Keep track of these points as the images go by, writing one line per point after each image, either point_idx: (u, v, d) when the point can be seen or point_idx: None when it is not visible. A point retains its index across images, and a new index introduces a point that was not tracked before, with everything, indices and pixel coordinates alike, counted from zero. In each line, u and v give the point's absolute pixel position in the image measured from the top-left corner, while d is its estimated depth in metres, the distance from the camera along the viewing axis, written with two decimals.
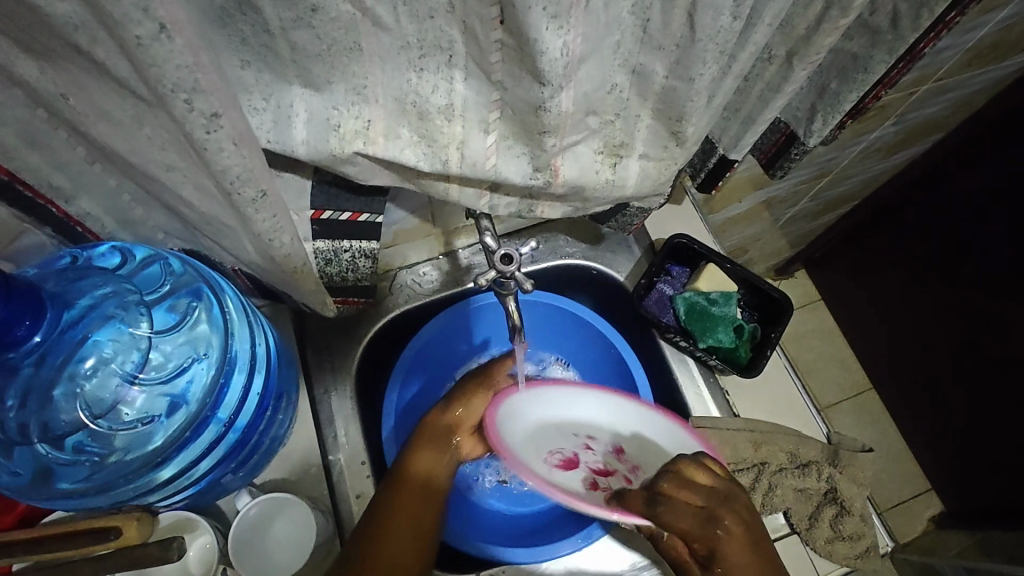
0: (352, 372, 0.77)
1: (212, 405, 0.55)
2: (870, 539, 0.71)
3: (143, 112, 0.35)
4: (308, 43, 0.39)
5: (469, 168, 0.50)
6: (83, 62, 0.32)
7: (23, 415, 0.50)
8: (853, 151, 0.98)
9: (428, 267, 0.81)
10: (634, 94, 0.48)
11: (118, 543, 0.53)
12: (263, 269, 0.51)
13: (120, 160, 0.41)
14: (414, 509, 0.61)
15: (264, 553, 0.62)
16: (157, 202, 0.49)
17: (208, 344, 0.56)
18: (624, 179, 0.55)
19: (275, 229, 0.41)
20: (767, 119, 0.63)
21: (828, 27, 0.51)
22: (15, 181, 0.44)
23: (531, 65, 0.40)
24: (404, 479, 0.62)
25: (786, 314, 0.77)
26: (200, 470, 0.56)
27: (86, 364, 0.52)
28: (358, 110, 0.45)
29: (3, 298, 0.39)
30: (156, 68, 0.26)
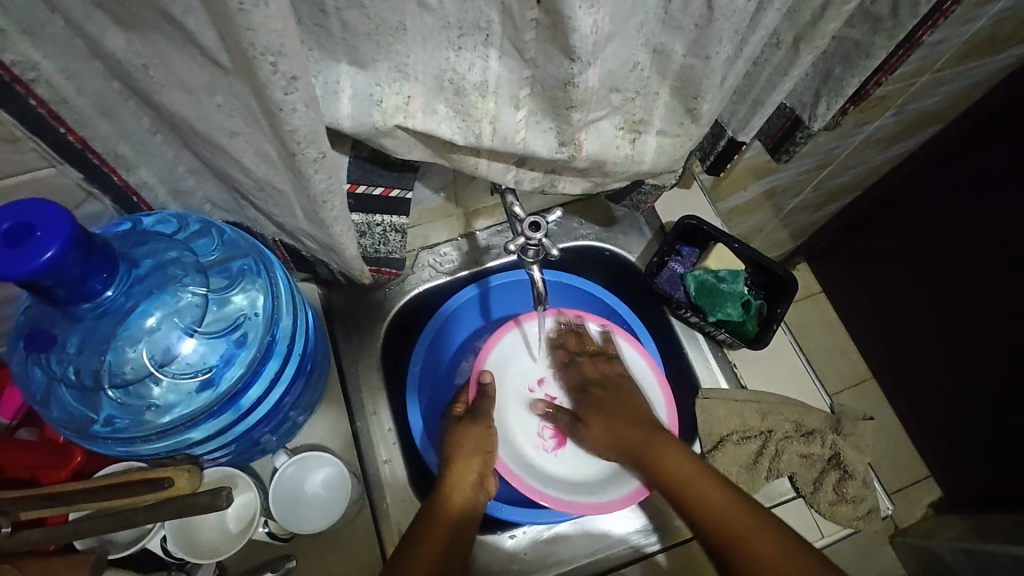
0: (377, 345, 0.81)
1: (259, 364, 0.59)
2: (870, 503, 0.75)
3: (218, 80, 0.39)
4: (360, 23, 0.43)
5: (500, 141, 0.54)
6: (171, 33, 0.36)
7: (86, 362, 0.53)
8: (854, 141, 1.01)
9: (448, 247, 0.85)
10: (654, 72, 0.52)
11: (172, 491, 0.57)
12: (307, 237, 0.55)
13: (185, 128, 0.45)
14: (450, 532, 0.66)
15: (299, 509, 0.66)
16: (210, 172, 0.52)
17: (257, 307, 0.60)
18: (641, 155, 0.59)
19: (329, 191, 0.45)
20: (774, 102, 0.67)
21: (832, 13, 0.55)
22: (85, 148, 0.48)
23: (563, 42, 0.44)
24: (439, 511, 0.67)
25: (791, 290, 0.80)
26: (242, 427, 0.61)
27: (145, 323, 0.54)
28: (399, 86, 0.49)
29: (83, 255, 0.42)
30: (251, 32, 0.30)
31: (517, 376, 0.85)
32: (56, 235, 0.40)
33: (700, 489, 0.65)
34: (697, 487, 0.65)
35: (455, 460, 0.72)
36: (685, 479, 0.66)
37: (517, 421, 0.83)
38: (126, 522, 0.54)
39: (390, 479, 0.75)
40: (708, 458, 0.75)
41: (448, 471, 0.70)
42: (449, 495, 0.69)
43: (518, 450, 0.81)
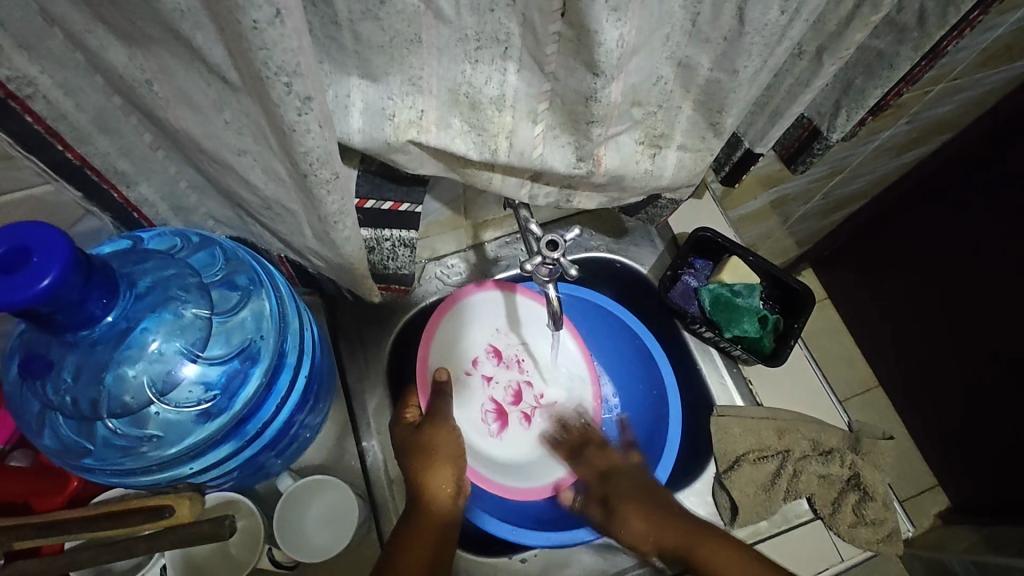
0: (383, 361, 0.78)
1: (264, 390, 0.58)
2: (892, 525, 0.73)
3: (226, 97, 0.37)
4: (373, 34, 0.41)
5: (516, 156, 0.52)
6: (177, 48, 0.33)
7: (82, 393, 0.50)
8: (867, 150, 1.00)
9: (456, 259, 0.83)
10: (677, 86, 0.50)
11: (173, 521, 0.54)
12: (315, 255, 0.53)
13: (189, 145, 0.43)
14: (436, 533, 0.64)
15: (302, 535, 0.63)
16: (214, 188, 0.50)
17: (260, 329, 0.58)
18: (661, 170, 0.57)
19: (341, 211, 0.43)
20: (794, 114, 0.65)
21: (859, 23, 0.53)
22: (84, 165, 0.45)
23: (587, 56, 0.42)
24: (420, 511, 0.65)
25: (809, 306, 0.79)
26: (246, 454, 0.59)
27: (149, 347, 0.51)
28: (412, 100, 0.47)
29: (84, 278, 0.40)
30: (265, 51, 0.28)
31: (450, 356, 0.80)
32: (53, 260, 0.37)
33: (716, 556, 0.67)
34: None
35: (429, 465, 0.68)
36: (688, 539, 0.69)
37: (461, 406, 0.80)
38: (125, 553, 0.51)
39: (398, 499, 0.72)
40: (723, 478, 0.73)
41: (421, 472, 0.68)
42: (430, 496, 0.67)
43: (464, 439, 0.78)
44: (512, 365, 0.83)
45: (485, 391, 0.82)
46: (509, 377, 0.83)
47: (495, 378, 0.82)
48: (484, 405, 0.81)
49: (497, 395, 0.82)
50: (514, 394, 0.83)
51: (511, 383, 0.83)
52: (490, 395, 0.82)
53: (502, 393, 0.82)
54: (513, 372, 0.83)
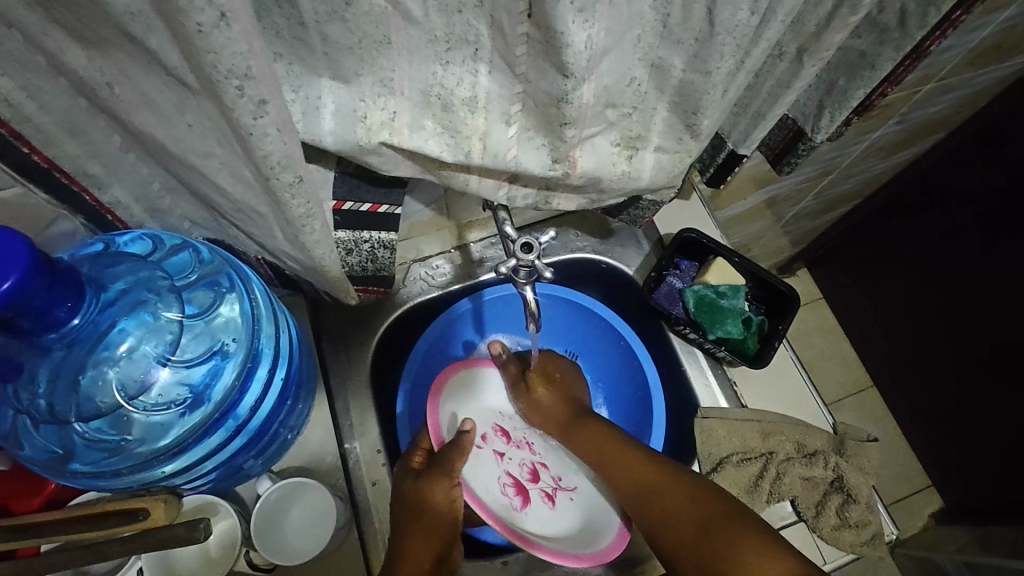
0: (367, 363, 0.78)
1: (238, 392, 0.57)
2: (875, 527, 0.73)
3: (187, 100, 0.36)
4: (340, 36, 0.41)
5: (491, 158, 0.51)
6: (133, 51, 0.33)
7: (54, 397, 0.50)
8: (856, 149, 0.99)
9: (441, 260, 0.82)
10: (652, 87, 0.49)
11: (149, 523, 0.54)
12: (289, 257, 0.53)
13: (157, 148, 0.43)
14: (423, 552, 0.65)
15: (281, 538, 0.63)
16: (187, 190, 0.50)
17: (235, 331, 0.58)
18: (639, 171, 0.56)
19: (308, 215, 0.42)
20: (776, 114, 0.64)
21: (837, 24, 0.53)
22: (52, 168, 0.45)
23: (556, 58, 0.41)
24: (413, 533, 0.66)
25: (794, 306, 0.78)
26: (222, 456, 0.59)
27: (119, 349, 0.52)
28: (384, 102, 0.46)
29: (48, 282, 0.40)
30: (213, 55, 0.28)
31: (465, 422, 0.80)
32: (14, 266, 0.37)
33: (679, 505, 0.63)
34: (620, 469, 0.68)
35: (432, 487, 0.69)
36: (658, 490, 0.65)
37: (476, 478, 0.78)
38: (101, 556, 0.51)
39: (380, 502, 0.72)
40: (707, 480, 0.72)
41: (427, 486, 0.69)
42: (422, 517, 0.67)
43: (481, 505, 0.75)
44: (525, 440, 0.82)
45: (500, 467, 0.80)
46: (523, 453, 0.82)
47: (509, 454, 0.81)
48: (502, 480, 0.79)
49: (513, 471, 0.81)
50: (532, 468, 0.81)
51: (527, 460, 0.82)
52: (506, 471, 0.80)
53: (517, 468, 0.81)
54: (527, 448, 0.82)
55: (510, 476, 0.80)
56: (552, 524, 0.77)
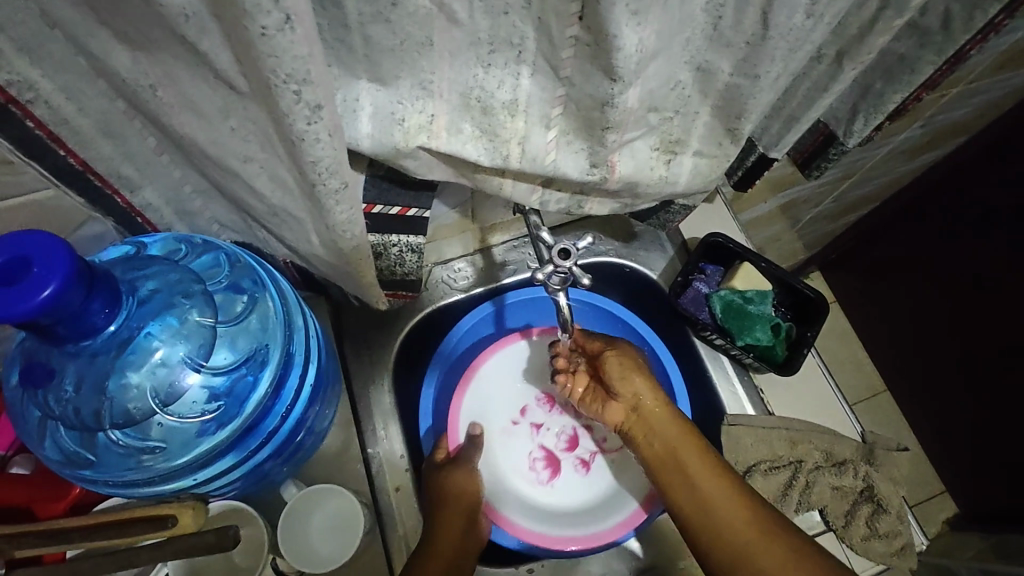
0: (389, 366, 0.77)
1: (270, 399, 0.56)
2: (906, 538, 0.72)
3: (232, 103, 0.35)
4: (383, 38, 0.40)
5: (528, 162, 0.50)
6: (182, 54, 0.32)
7: (82, 402, 0.49)
8: (880, 153, 0.98)
9: (463, 263, 0.82)
10: (695, 91, 0.48)
11: (175, 530, 0.54)
12: (321, 261, 0.52)
13: (195, 152, 0.42)
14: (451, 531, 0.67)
15: (307, 543, 0.62)
16: (219, 192, 0.49)
17: (266, 336, 0.57)
18: (676, 176, 0.55)
19: (350, 220, 0.41)
20: (811, 118, 0.63)
21: (882, 27, 0.52)
22: (87, 171, 0.45)
23: (605, 61, 0.41)
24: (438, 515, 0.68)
25: (823, 313, 0.77)
26: (251, 464, 0.58)
27: (153, 355, 0.50)
28: (423, 105, 0.45)
29: (86, 289, 0.39)
30: (274, 59, 0.27)
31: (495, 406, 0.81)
32: (55, 272, 0.36)
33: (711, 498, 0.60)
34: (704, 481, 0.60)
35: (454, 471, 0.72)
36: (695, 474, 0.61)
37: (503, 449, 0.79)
38: (126, 563, 0.51)
39: (403, 508, 0.72)
40: None
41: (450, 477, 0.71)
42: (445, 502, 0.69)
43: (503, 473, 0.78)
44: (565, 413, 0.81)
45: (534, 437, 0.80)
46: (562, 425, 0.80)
47: (546, 426, 0.80)
48: (534, 452, 0.79)
49: (549, 443, 0.80)
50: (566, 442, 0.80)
51: (567, 430, 0.80)
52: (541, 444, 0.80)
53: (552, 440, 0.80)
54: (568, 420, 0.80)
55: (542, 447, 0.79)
56: (563, 501, 0.78)
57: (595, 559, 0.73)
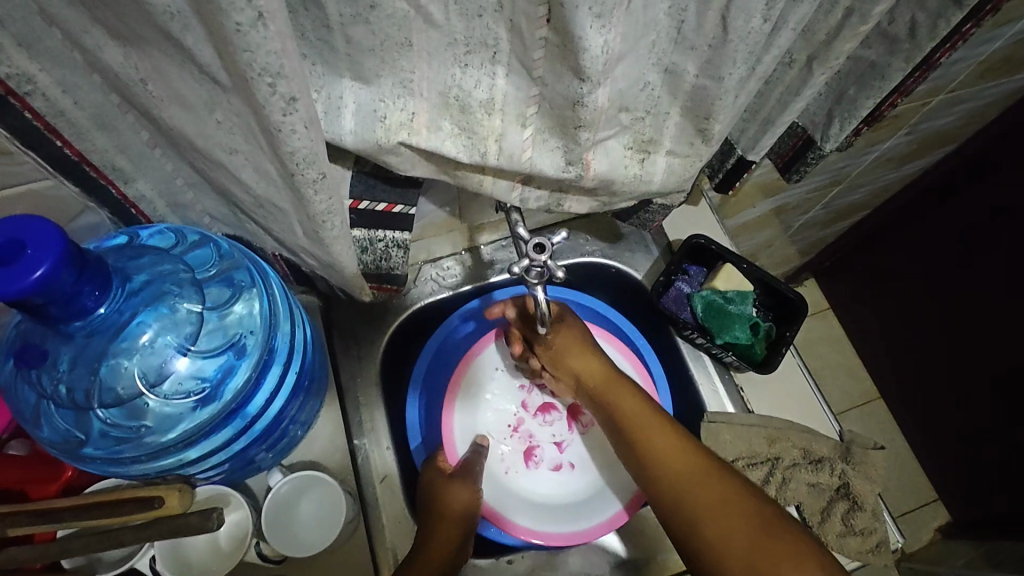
0: (377, 362, 0.79)
1: (253, 384, 0.58)
2: (880, 535, 0.74)
3: (217, 97, 0.38)
4: (364, 38, 0.42)
5: (506, 160, 0.53)
6: (169, 49, 0.35)
7: (75, 380, 0.51)
8: (866, 160, 1.00)
9: (451, 262, 0.84)
10: (664, 92, 0.50)
11: (162, 512, 0.55)
12: (307, 253, 0.54)
13: (184, 144, 0.44)
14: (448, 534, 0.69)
15: (293, 528, 0.64)
16: (209, 184, 0.51)
17: (253, 326, 0.58)
18: (650, 174, 0.57)
19: (329, 210, 0.43)
20: (786, 122, 0.65)
21: (847, 33, 0.54)
22: (83, 161, 0.47)
23: (573, 62, 0.43)
24: (443, 513, 0.69)
25: (802, 313, 0.78)
26: (238, 447, 0.60)
27: (140, 339, 0.53)
28: (404, 103, 0.48)
29: (75, 271, 0.41)
30: (249, 53, 0.29)
31: (533, 478, 0.79)
32: (46, 255, 0.38)
33: (641, 426, 0.66)
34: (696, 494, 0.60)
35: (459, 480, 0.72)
36: (633, 413, 0.67)
37: (487, 417, 0.81)
38: (113, 543, 0.53)
39: (388, 498, 0.73)
40: None
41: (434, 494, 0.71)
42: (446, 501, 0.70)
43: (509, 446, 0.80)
44: (582, 425, 0.82)
45: (501, 433, 0.81)
46: (555, 430, 0.81)
47: (542, 450, 0.81)
48: (530, 433, 0.81)
49: (539, 445, 0.81)
50: (567, 423, 0.82)
51: (552, 442, 0.81)
52: (523, 400, 0.82)
53: (536, 400, 0.82)
54: (556, 447, 0.81)
55: (520, 417, 0.82)
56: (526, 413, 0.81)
57: (576, 553, 0.74)
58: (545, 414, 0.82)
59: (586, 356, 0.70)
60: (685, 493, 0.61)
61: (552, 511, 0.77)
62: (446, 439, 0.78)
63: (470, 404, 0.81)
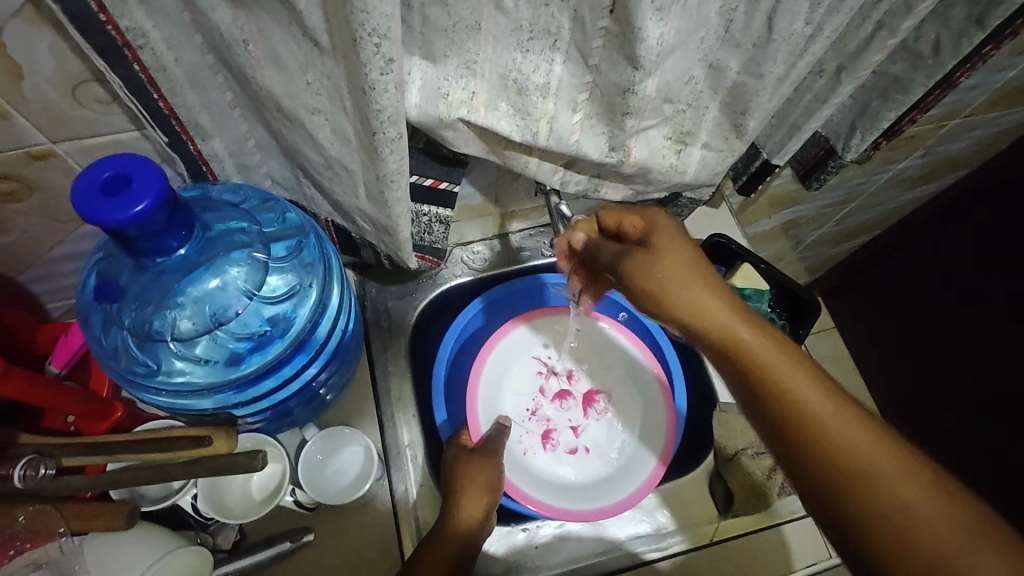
0: (406, 335, 0.83)
1: (306, 336, 0.63)
2: None
3: (313, 59, 0.42)
4: (440, 19, 0.46)
5: (555, 141, 0.57)
6: (280, 12, 0.39)
7: (150, 314, 0.56)
8: (880, 179, 1.04)
9: (481, 246, 0.88)
10: (706, 87, 0.54)
11: (209, 450, 0.59)
12: (363, 217, 0.58)
13: (268, 104, 0.48)
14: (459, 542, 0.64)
15: (319, 478, 0.69)
16: (280, 147, 0.56)
17: (310, 282, 0.63)
18: (684, 166, 0.62)
19: (398, 171, 0.47)
20: (812, 128, 0.69)
21: (877, 46, 0.58)
22: (172, 115, 0.49)
23: (629, 51, 0.47)
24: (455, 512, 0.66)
25: (815, 313, 0.83)
26: (283, 395, 0.64)
27: (210, 282, 0.57)
28: (466, 82, 0.51)
29: (167, 210, 0.45)
30: (364, 14, 0.33)
31: (550, 459, 0.82)
32: (149, 192, 0.42)
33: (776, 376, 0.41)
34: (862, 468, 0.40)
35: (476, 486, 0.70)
36: (770, 362, 0.42)
37: (506, 400, 0.85)
38: (165, 475, 0.55)
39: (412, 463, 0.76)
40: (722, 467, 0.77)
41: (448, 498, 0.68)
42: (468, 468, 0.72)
43: (527, 428, 0.84)
44: (597, 412, 0.85)
45: (519, 417, 0.84)
46: (572, 416, 0.85)
47: (559, 434, 0.84)
48: (547, 417, 0.85)
49: (556, 429, 0.84)
50: (582, 410, 0.85)
51: (568, 427, 0.84)
52: (541, 385, 0.86)
53: (554, 386, 0.86)
54: (572, 432, 0.84)
55: (537, 402, 0.85)
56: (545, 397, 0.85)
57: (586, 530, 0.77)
58: (560, 400, 0.86)
59: (680, 267, 0.45)
60: (845, 485, 0.40)
61: (565, 493, 0.79)
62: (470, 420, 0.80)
63: (492, 385, 0.84)
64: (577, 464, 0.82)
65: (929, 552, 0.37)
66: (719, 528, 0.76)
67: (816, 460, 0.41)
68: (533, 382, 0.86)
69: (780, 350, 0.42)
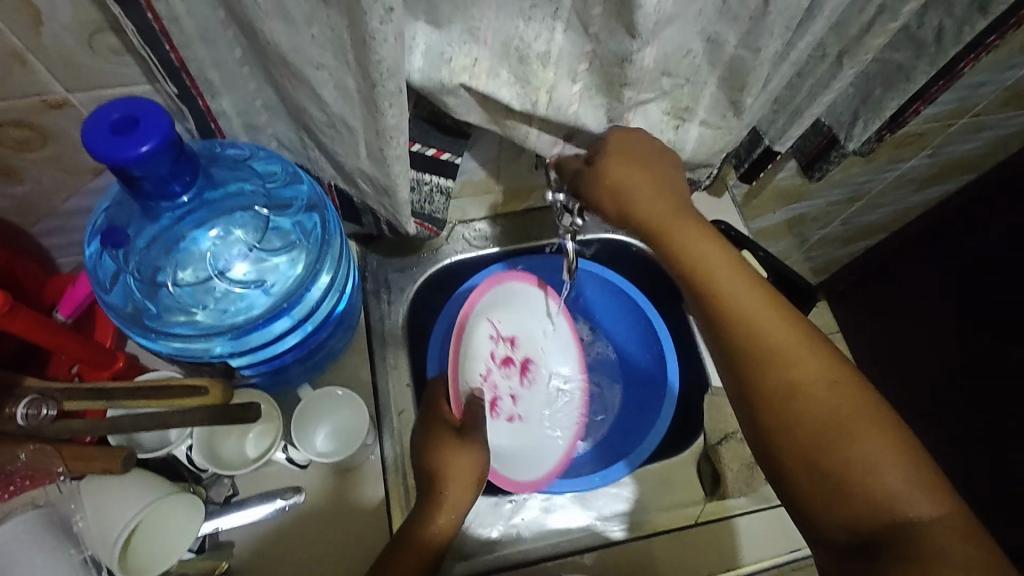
0: (405, 307, 0.84)
1: (301, 293, 0.66)
2: None
3: (319, 11, 0.44)
4: None
5: (554, 111, 0.58)
6: None
7: (153, 258, 0.60)
8: (887, 178, 1.02)
9: (482, 224, 0.90)
10: (705, 61, 0.55)
11: (207, 399, 0.62)
12: (363, 178, 0.59)
13: (275, 60, 0.49)
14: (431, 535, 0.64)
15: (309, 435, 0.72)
16: (286, 108, 0.57)
17: (307, 241, 0.66)
18: (682, 142, 0.63)
19: (398, 126, 0.48)
20: (813, 114, 0.70)
21: (878, 30, 0.59)
22: (182, 68, 0.50)
23: (627, 19, 0.48)
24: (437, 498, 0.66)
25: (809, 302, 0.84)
26: (278, 346, 0.68)
27: (211, 233, 0.61)
28: (469, 49, 0.52)
29: (172, 154, 0.46)
30: None
31: (496, 429, 0.80)
32: (155, 133, 0.44)
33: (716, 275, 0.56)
34: (770, 354, 0.54)
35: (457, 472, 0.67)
36: (712, 264, 0.57)
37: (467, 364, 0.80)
38: (162, 423, 0.57)
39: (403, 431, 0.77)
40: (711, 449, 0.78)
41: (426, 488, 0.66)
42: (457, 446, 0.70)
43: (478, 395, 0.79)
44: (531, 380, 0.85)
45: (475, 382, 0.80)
46: (511, 385, 0.84)
47: (502, 402, 0.82)
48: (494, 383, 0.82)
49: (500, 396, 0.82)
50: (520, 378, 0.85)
51: (508, 396, 0.83)
52: (491, 351, 0.84)
53: (503, 353, 0.84)
54: (510, 400, 0.83)
55: (488, 367, 0.83)
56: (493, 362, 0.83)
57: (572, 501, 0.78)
58: (505, 366, 0.84)
59: (650, 181, 0.58)
60: (761, 363, 0.54)
61: (513, 462, 0.78)
62: (450, 384, 0.76)
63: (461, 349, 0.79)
64: (515, 433, 0.81)
65: (823, 418, 0.51)
66: (704, 509, 0.77)
67: (740, 339, 0.55)
68: (487, 347, 0.83)
69: (723, 261, 0.57)
